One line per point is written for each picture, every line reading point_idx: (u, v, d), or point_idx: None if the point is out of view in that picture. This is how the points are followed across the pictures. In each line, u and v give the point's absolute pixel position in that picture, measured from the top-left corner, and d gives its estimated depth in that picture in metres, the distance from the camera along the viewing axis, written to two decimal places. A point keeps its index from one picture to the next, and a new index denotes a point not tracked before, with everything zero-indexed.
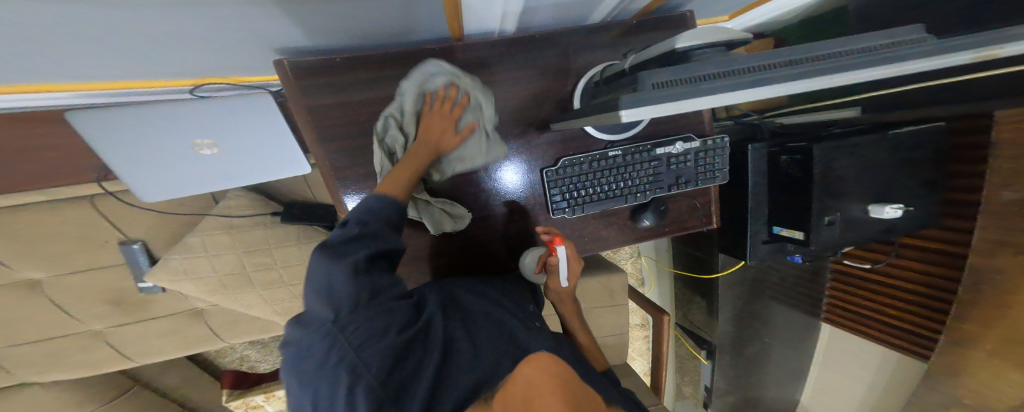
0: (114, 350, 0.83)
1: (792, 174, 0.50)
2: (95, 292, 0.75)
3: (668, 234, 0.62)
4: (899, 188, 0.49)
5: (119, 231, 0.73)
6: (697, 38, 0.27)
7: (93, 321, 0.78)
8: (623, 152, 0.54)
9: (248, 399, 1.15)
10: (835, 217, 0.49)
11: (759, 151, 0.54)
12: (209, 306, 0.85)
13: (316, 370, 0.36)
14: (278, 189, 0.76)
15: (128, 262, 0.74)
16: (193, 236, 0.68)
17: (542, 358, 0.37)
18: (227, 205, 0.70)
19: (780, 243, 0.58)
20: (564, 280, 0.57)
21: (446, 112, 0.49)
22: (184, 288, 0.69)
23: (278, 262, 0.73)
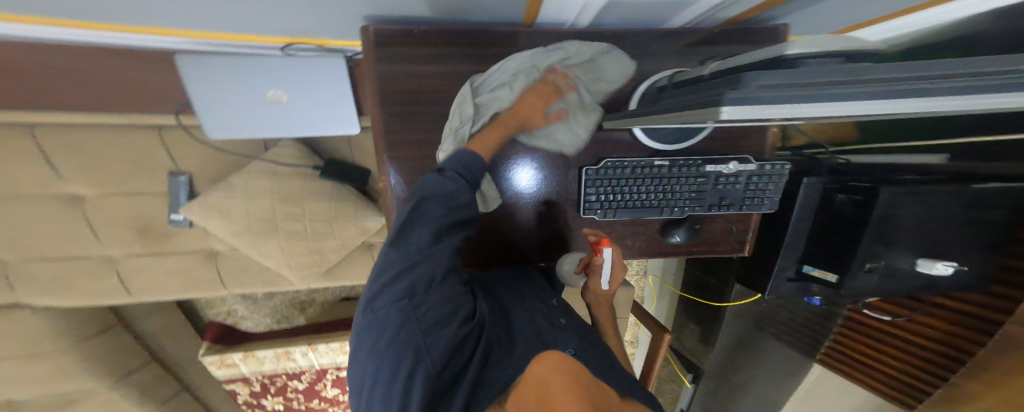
0: (119, 281, 0.82)
1: (845, 214, 0.49)
2: (121, 218, 0.76)
3: (696, 253, 0.63)
4: (960, 245, 0.48)
5: (172, 162, 0.74)
6: (815, 47, 0.23)
7: (112, 247, 0.78)
8: (670, 163, 0.55)
9: (227, 356, 1.14)
10: (876, 265, 0.49)
11: (812, 185, 0.53)
12: (225, 250, 0.85)
13: (383, 348, 0.39)
14: (321, 145, 0.77)
15: (170, 193, 0.76)
16: (239, 176, 0.71)
17: (556, 358, 0.40)
18: (276, 153, 0.72)
19: (804, 283, 0.60)
20: (605, 283, 0.59)
21: (555, 91, 0.51)
22: (213, 227, 0.71)
23: (305, 215, 0.74)
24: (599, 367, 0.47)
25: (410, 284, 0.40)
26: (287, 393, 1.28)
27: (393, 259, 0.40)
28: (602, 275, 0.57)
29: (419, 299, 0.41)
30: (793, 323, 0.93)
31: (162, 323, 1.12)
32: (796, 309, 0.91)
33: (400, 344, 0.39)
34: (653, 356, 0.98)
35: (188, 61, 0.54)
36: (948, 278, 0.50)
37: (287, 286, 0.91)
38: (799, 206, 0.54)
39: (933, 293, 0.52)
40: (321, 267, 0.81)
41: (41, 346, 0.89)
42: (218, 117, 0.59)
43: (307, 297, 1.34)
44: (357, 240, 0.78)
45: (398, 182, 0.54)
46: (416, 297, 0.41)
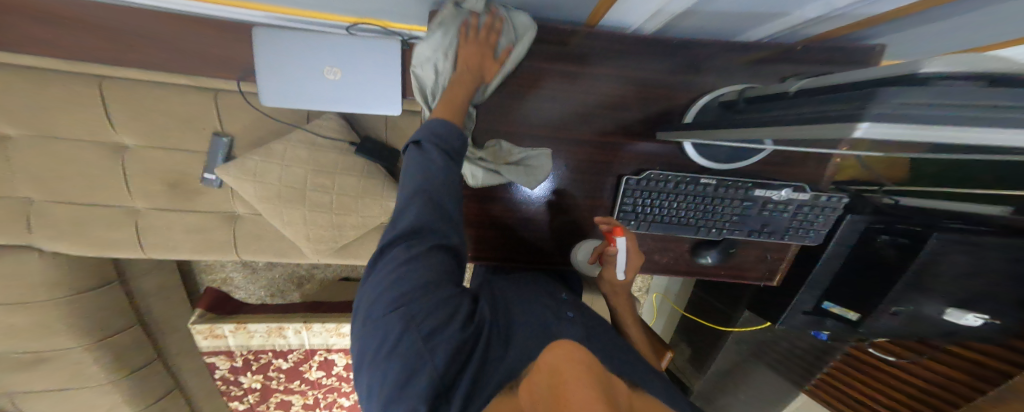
0: (135, 234, 0.80)
1: (886, 256, 0.49)
2: (153, 170, 0.75)
3: (723, 276, 0.63)
4: (1004, 298, 0.47)
5: (218, 123, 0.75)
6: (965, 64, 0.17)
7: (139, 197, 0.77)
8: (716, 183, 0.55)
9: (216, 326, 1.13)
10: (902, 308, 0.50)
11: (856, 223, 0.53)
12: (247, 214, 0.85)
13: (376, 362, 0.37)
14: (362, 123, 0.78)
15: (208, 151, 0.76)
16: (279, 143, 0.71)
17: (569, 348, 0.36)
18: (318, 124, 0.73)
19: (819, 318, 0.61)
20: (620, 272, 0.57)
21: (485, 31, 0.48)
22: (244, 189, 0.71)
23: (335, 188, 0.75)
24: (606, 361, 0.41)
25: (401, 291, 0.38)
26: (269, 370, 1.25)
27: (384, 272, 0.40)
28: (617, 264, 0.56)
29: (412, 304, 0.38)
30: (791, 353, 0.91)
31: (157, 283, 1.11)
32: (797, 340, 0.88)
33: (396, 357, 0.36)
34: None
35: (265, 34, 0.57)
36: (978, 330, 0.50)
37: (299, 258, 0.91)
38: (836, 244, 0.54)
39: (964, 339, 0.52)
40: (338, 243, 0.81)
41: (42, 290, 0.87)
42: (277, 86, 0.61)
43: (304, 273, 1.34)
44: (379, 219, 0.78)
45: None
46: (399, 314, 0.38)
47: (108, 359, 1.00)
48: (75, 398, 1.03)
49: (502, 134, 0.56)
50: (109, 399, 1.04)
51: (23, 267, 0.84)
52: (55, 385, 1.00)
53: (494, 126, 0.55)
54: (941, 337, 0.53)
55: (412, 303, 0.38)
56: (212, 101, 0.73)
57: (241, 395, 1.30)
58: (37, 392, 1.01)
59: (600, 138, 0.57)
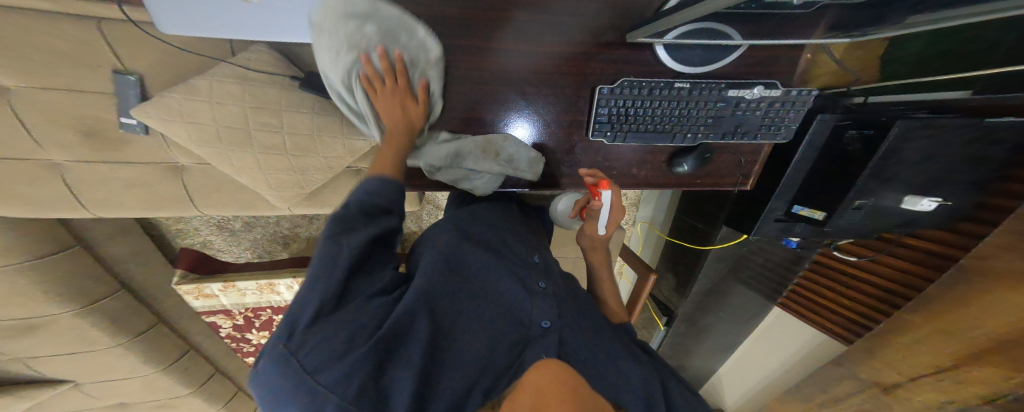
0: (67, 190, 0.73)
1: (852, 151, 0.51)
2: (65, 118, 0.65)
3: (701, 184, 0.67)
4: (948, 183, 0.51)
5: (115, 56, 0.61)
6: None
7: (56, 150, 0.68)
8: (690, 85, 0.54)
9: (204, 286, 1.12)
10: (864, 202, 0.52)
11: (825, 122, 0.54)
12: (193, 165, 0.78)
13: (281, 392, 0.33)
14: (302, 57, 0.68)
15: (115, 92, 0.64)
16: (201, 78, 0.61)
17: (553, 369, 0.39)
18: (248, 57, 0.62)
19: (789, 224, 0.65)
20: (602, 227, 0.66)
21: (385, 76, 0.50)
22: (174, 132, 0.62)
23: (285, 127, 0.68)
24: (576, 342, 0.50)
25: (308, 316, 0.37)
26: (273, 326, 1.32)
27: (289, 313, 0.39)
28: (601, 217, 0.63)
29: (316, 333, 0.37)
30: (766, 265, 1.00)
31: (128, 248, 1.06)
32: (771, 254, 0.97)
33: (301, 385, 0.33)
34: (637, 295, 1.06)
35: None
36: (906, 218, 0.56)
37: (267, 209, 0.89)
38: (806, 146, 0.56)
39: (907, 225, 0.58)
40: (305, 189, 0.77)
41: None
42: None
43: (291, 232, 1.30)
44: (343, 160, 0.74)
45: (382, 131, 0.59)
46: (317, 328, 0.37)
47: (102, 325, 0.99)
48: (80, 362, 1.05)
49: (466, 53, 0.52)
50: (126, 361, 1.08)
51: None
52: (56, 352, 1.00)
53: (454, 38, 0.51)
54: (889, 226, 0.58)
55: (327, 318, 0.39)
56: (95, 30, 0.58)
57: (254, 351, 1.42)
58: (36, 362, 1.00)
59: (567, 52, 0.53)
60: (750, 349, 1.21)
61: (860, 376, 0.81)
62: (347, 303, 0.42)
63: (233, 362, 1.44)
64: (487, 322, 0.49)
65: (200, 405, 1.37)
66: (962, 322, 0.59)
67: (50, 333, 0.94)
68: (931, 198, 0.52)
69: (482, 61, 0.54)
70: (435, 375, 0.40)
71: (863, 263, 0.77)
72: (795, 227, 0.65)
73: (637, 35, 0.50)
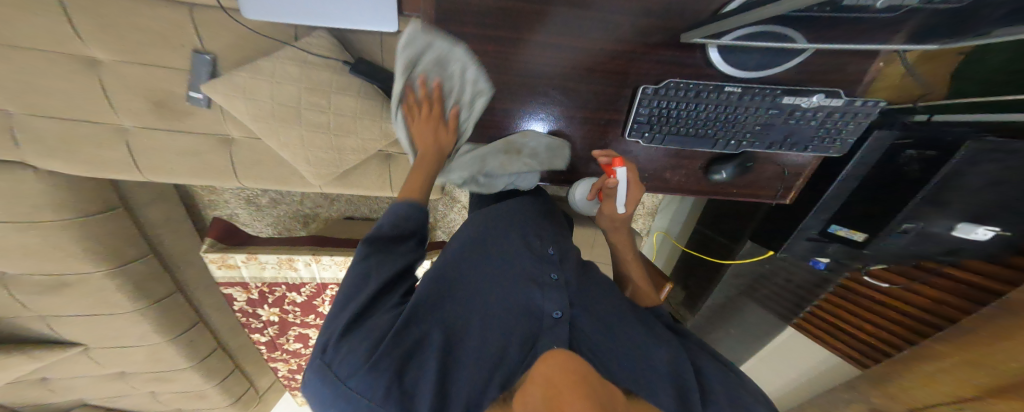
0: (128, 155, 0.79)
1: (909, 171, 0.50)
2: (135, 86, 0.70)
3: (738, 195, 0.66)
4: None
5: (196, 35, 0.67)
6: None
7: (123, 116, 0.73)
8: (742, 90, 0.53)
9: (229, 256, 1.18)
10: (912, 226, 0.54)
11: (880, 140, 0.54)
12: (240, 138, 0.82)
13: (330, 395, 0.38)
14: (355, 45, 0.69)
15: (189, 69, 0.69)
16: (267, 59, 0.64)
17: (561, 360, 0.40)
18: (308, 42, 0.65)
19: (822, 243, 0.67)
20: (620, 205, 0.64)
21: (428, 103, 0.57)
22: (234, 107, 0.66)
23: (332, 108, 0.71)
24: (589, 332, 0.51)
25: (339, 334, 0.40)
26: (284, 303, 1.36)
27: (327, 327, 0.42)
28: (618, 195, 0.61)
29: (343, 351, 0.39)
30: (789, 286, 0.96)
31: (162, 214, 1.12)
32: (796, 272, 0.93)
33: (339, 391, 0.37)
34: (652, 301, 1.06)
35: None
36: (958, 245, 0.54)
37: (300, 187, 0.92)
38: (854, 164, 0.56)
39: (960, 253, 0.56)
40: (339, 169, 0.80)
41: (42, 213, 0.86)
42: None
43: (310, 212, 1.35)
44: (379, 144, 0.76)
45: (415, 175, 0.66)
46: (342, 343, 0.39)
47: (126, 286, 1.05)
48: (111, 318, 1.10)
49: (509, 42, 0.53)
50: (150, 320, 1.14)
51: (19, 186, 0.81)
52: (85, 310, 1.06)
53: (504, 30, 0.52)
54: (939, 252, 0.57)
55: (348, 332, 0.40)
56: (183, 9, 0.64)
57: (261, 327, 1.45)
58: (71, 315, 1.07)
59: (616, 50, 0.54)
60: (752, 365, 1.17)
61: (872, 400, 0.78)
62: (371, 314, 0.44)
63: (236, 338, 1.47)
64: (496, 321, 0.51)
65: (196, 381, 1.37)
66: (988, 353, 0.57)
67: (87, 286, 1.00)
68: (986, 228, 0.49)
69: (520, 52, 0.54)
70: (454, 372, 0.44)
71: (895, 290, 0.76)
72: (828, 246, 0.67)
73: (694, 34, 0.49)
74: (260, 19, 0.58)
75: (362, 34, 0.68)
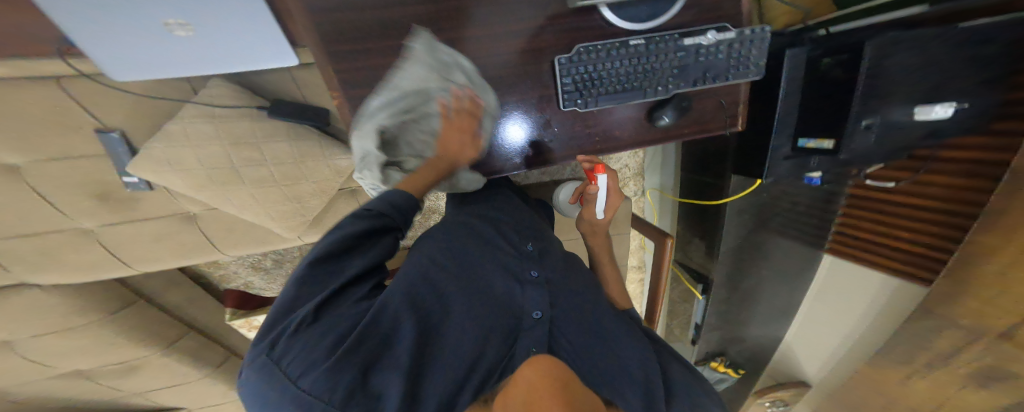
0: (108, 252, 0.80)
1: (833, 77, 0.49)
2: (77, 185, 0.67)
3: (689, 135, 0.62)
4: (949, 89, 0.51)
5: (93, 116, 0.61)
6: None
7: (83, 218, 0.73)
8: (645, 41, 0.54)
9: (252, 319, 1.16)
10: (870, 121, 0.51)
11: (796, 58, 0.53)
12: (202, 212, 0.82)
13: (273, 400, 0.32)
14: (262, 86, 0.67)
15: (108, 152, 0.65)
16: (174, 123, 0.60)
17: (546, 364, 0.36)
18: (208, 94, 0.61)
19: (801, 160, 0.60)
20: (599, 210, 0.72)
21: (464, 114, 0.50)
22: (168, 182, 0.64)
23: (268, 160, 0.69)
24: (567, 339, 0.49)
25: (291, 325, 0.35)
26: None
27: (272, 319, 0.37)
28: (598, 201, 0.70)
29: (295, 351, 0.34)
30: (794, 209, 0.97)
31: (184, 295, 1.15)
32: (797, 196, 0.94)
33: (286, 388, 0.32)
34: (659, 262, 1.03)
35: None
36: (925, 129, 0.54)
37: (281, 243, 0.94)
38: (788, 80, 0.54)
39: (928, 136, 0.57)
40: (306, 218, 0.80)
41: (64, 322, 0.89)
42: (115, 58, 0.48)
43: None
44: (332, 181, 0.76)
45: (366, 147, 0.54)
46: (297, 336, 0.35)
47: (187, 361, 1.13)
48: (180, 390, 1.20)
49: (439, 45, 0.51)
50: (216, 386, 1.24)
51: (33, 306, 0.84)
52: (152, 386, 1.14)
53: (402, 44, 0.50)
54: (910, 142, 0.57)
55: (312, 322, 0.36)
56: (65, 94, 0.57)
57: None
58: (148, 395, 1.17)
59: (522, 31, 0.53)
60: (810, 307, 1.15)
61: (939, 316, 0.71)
62: (336, 304, 0.40)
63: None
64: (473, 316, 0.48)
65: None
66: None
67: (149, 370, 1.08)
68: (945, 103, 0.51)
69: None
70: (425, 373, 0.40)
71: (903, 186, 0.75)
72: (808, 162, 0.59)
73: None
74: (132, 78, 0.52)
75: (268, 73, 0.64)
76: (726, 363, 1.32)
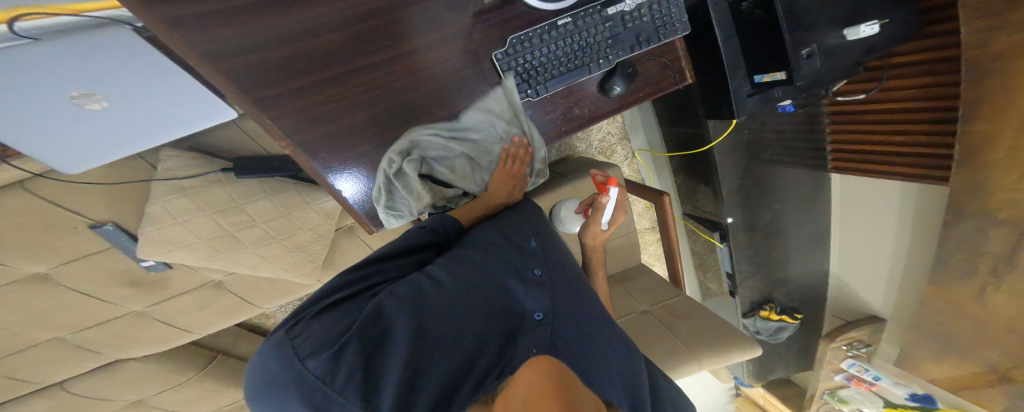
0: (168, 324, 0.92)
1: (757, 17, 0.60)
2: (111, 276, 0.75)
3: (648, 96, 0.66)
4: (866, 7, 0.60)
5: (79, 215, 0.63)
6: None
7: (129, 303, 0.82)
8: (572, 18, 0.59)
9: None
10: (810, 49, 0.59)
11: (719, 4, 0.64)
12: (226, 277, 0.91)
13: (280, 380, 0.31)
14: (216, 146, 0.70)
15: (112, 243, 0.69)
16: (152, 205, 0.64)
17: (539, 364, 0.32)
18: (166, 166, 0.63)
19: (764, 94, 0.68)
20: (605, 221, 0.71)
21: (515, 157, 0.59)
22: (179, 258, 0.71)
23: (259, 219, 0.75)
24: (570, 334, 0.44)
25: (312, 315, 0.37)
26: None
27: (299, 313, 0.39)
28: (607, 211, 0.69)
29: (308, 335, 0.34)
30: (784, 137, 0.97)
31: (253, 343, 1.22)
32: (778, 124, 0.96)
33: (296, 371, 0.31)
34: (666, 223, 1.01)
35: None
36: (856, 45, 0.62)
37: (304, 287, 1.03)
38: (718, 26, 0.64)
39: (869, 47, 0.64)
40: (313, 260, 0.88)
41: (154, 387, 1.02)
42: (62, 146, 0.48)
43: None
44: (326, 223, 0.82)
45: (357, 188, 0.56)
46: (313, 324, 0.36)
47: None
48: None
49: (376, 69, 0.52)
50: None
51: (131, 377, 0.97)
52: None
53: (338, 88, 0.51)
54: (858, 54, 0.64)
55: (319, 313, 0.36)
56: (43, 202, 0.59)
57: None
58: None
59: (451, 35, 0.55)
60: (841, 232, 1.12)
61: (989, 208, 0.66)
62: (349, 300, 0.39)
63: None
64: (473, 305, 0.43)
65: None
66: (1013, 95, 0.57)
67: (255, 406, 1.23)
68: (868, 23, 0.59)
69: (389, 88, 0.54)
70: (427, 361, 0.34)
71: (874, 97, 0.83)
72: (772, 93, 0.67)
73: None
74: (82, 166, 0.52)
75: (218, 131, 0.67)
76: (777, 309, 1.18)
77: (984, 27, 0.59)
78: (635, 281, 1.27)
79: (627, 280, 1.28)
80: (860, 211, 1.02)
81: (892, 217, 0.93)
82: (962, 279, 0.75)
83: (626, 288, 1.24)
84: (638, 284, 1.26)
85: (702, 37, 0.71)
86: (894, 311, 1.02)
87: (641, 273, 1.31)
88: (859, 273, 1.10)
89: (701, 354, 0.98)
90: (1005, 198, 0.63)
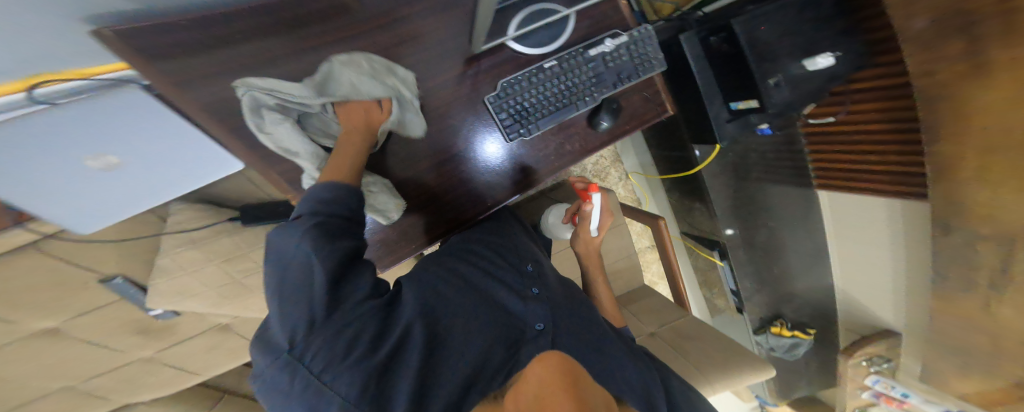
0: (175, 369, 0.93)
1: (725, 50, 0.64)
2: (117, 326, 0.77)
3: (633, 128, 0.70)
4: (820, 39, 0.64)
5: (92, 271, 0.67)
6: None
7: (138, 349, 0.84)
8: (557, 61, 0.62)
9: None
10: (778, 78, 0.62)
11: (691, 39, 0.69)
12: (232, 320, 0.92)
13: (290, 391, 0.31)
14: (225, 196, 0.74)
15: (122, 296, 0.72)
16: (163, 258, 0.68)
17: (553, 361, 0.37)
18: (177, 221, 0.67)
19: (743, 119, 0.71)
20: (593, 227, 0.74)
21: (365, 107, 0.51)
22: (187, 306, 0.73)
23: (264, 265, 0.77)
24: (571, 336, 0.47)
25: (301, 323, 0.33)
26: None
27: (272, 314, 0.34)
28: (595, 218, 0.72)
29: (314, 345, 0.33)
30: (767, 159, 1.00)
31: None
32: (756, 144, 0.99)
33: (310, 384, 0.31)
34: (664, 244, 1.01)
35: None
36: (820, 73, 0.65)
37: None
38: (692, 59, 0.69)
39: (834, 74, 0.67)
40: None
41: None
42: (84, 213, 0.51)
43: None
44: None
45: None
46: (311, 335, 0.33)
47: None
48: None
49: None
50: None
51: None
52: None
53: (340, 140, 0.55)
54: (823, 80, 0.67)
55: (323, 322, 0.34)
56: (59, 260, 0.62)
57: None
58: None
59: (436, 85, 0.59)
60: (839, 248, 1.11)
61: (972, 222, 0.66)
62: (342, 306, 0.37)
63: None
64: (476, 314, 0.46)
65: None
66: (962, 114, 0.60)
67: None
68: (824, 55, 0.62)
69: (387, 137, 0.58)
70: (436, 369, 0.38)
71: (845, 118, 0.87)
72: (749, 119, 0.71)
73: (476, 44, 0.53)
74: (99, 225, 0.55)
75: (226, 182, 0.71)
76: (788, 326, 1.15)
77: (925, 60, 0.62)
78: (639, 303, 1.25)
79: (632, 302, 1.27)
80: (849, 226, 1.03)
81: (883, 232, 0.93)
82: (964, 292, 0.74)
83: (631, 311, 1.23)
84: (644, 305, 1.24)
85: (679, 68, 0.74)
86: (907, 324, 0.99)
87: (646, 294, 1.30)
88: (864, 287, 1.08)
89: (715, 376, 0.94)
90: (985, 214, 0.64)
